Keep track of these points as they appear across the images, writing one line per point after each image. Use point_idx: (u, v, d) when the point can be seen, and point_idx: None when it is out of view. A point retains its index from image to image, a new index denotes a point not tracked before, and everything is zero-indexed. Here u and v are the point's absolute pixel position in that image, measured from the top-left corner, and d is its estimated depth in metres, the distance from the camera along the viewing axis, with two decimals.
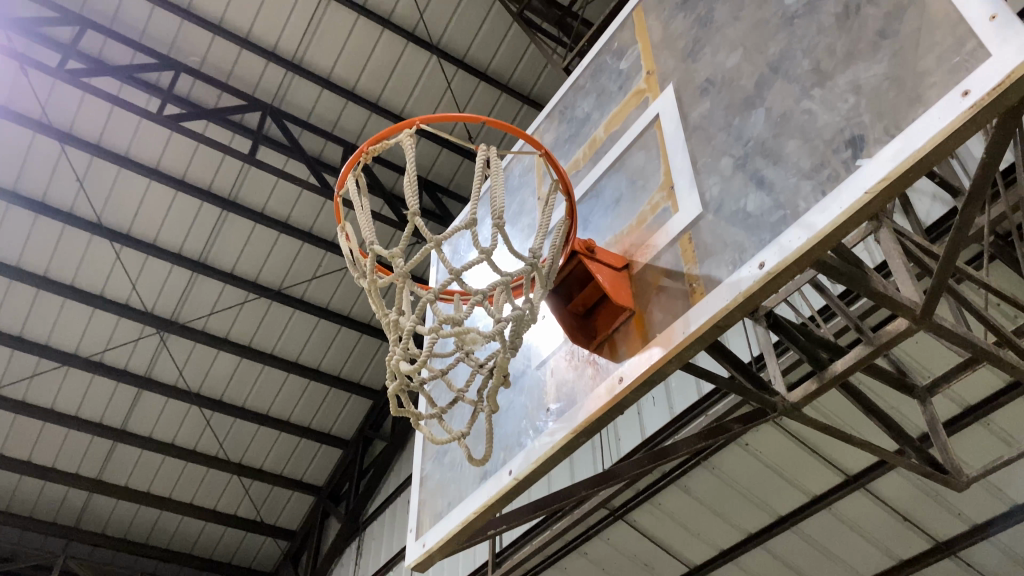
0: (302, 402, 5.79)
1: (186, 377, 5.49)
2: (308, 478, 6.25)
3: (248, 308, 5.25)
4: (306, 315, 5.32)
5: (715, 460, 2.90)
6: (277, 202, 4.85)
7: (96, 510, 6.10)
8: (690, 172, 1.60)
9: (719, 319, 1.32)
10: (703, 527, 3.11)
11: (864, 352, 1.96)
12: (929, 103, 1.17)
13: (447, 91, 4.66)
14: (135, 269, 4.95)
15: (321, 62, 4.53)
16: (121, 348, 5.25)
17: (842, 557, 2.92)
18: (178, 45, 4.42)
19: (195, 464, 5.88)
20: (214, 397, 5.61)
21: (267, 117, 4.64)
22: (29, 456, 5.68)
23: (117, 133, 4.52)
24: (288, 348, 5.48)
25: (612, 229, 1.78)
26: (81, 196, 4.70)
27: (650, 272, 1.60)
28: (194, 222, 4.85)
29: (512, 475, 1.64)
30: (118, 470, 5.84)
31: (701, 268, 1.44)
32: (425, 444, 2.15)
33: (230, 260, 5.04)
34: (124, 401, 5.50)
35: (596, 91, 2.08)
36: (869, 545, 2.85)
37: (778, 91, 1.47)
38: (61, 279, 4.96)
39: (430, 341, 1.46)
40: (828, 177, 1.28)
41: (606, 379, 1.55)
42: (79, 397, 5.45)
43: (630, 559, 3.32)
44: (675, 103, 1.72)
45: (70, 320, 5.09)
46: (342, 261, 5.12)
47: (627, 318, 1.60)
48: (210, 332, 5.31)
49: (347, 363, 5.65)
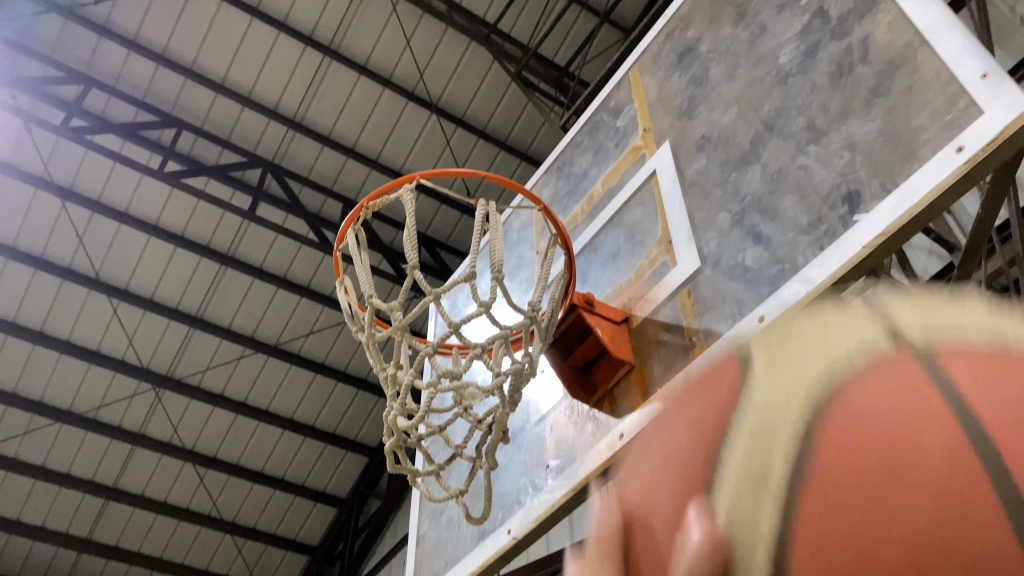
0: (296, 460, 5.72)
1: (180, 434, 5.44)
2: (302, 537, 6.16)
3: (244, 365, 5.23)
4: (302, 372, 5.30)
5: None
6: (276, 258, 4.87)
7: (85, 570, 5.97)
8: (688, 227, 1.61)
9: None
10: None
11: None
12: (923, 159, 1.19)
13: (446, 149, 4.71)
14: (132, 324, 4.94)
15: (322, 119, 4.58)
16: (116, 404, 5.22)
17: None
18: (180, 103, 4.48)
19: (187, 522, 5.78)
20: (208, 455, 5.54)
21: (267, 173, 4.70)
22: (18, 515, 5.58)
23: (118, 189, 4.56)
24: (283, 405, 5.43)
25: (610, 283, 1.78)
26: (81, 252, 4.72)
27: (649, 326, 1.59)
28: (192, 277, 4.86)
29: (510, 534, 1.61)
30: (109, 529, 5.74)
31: (701, 323, 1.44)
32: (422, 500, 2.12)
33: (227, 316, 5.03)
34: (116, 458, 5.42)
35: (593, 147, 2.11)
36: None
37: (774, 148, 1.49)
38: (57, 335, 4.95)
39: (427, 394, 1.44)
40: (824, 233, 1.28)
41: (606, 434, 1.53)
42: (72, 454, 5.37)
43: None
44: (672, 159, 1.74)
45: (65, 375, 5.05)
46: (339, 317, 5.12)
47: (627, 372, 1.58)
48: (206, 389, 5.29)
49: (343, 421, 5.61)
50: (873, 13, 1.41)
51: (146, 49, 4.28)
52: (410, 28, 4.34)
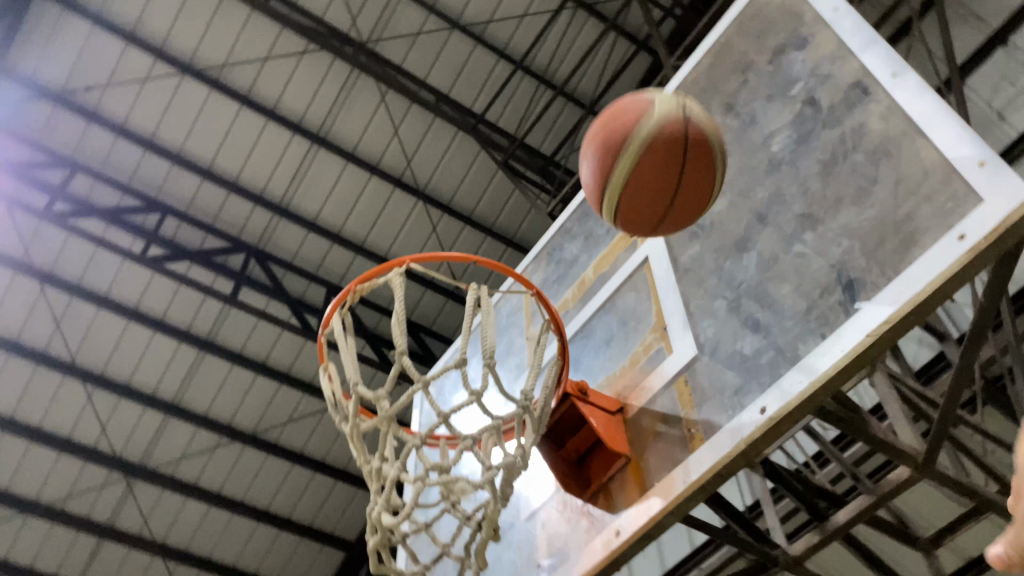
0: (270, 555, 5.49)
1: (151, 526, 5.22)
2: None
3: (220, 454, 5.09)
4: (280, 460, 5.15)
5: None
6: (256, 343, 4.80)
7: None
8: (682, 314, 1.58)
9: (721, 466, 1.27)
10: None
11: (867, 502, 1.89)
12: (925, 247, 1.17)
13: (432, 235, 4.73)
14: (105, 411, 4.81)
15: (308, 205, 4.59)
16: (84, 495, 5.02)
17: None
18: (166, 188, 4.48)
19: None
20: (177, 549, 5.30)
21: (251, 259, 4.70)
22: None
23: (98, 273, 4.50)
24: (258, 496, 5.25)
25: (604, 370, 1.73)
26: (57, 337, 4.62)
27: (646, 416, 1.54)
28: (169, 364, 4.76)
29: None
30: None
31: (700, 413, 1.39)
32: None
33: (204, 403, 4.92)
34: (80, 555, 5.15)
35: (583, 234, 2.09)
36: None
37: (769, 236, 1.48)
38: (28, 421, 4.78)
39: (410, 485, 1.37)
40: (817, 318, 1.28)
41: (602, 531, 1.46)
42: (35, 549, 5.12)
43: None
44: (665, 246, 1.72)
45: (33, 464, 4.87)
46: (319, 404, 5.01)
47: (624, 465, 1.52)
48: (179, 479, 5.11)
49: (319, 512, 5.43)
50: (865, 103, 1.41)
51: (134, 134, 4.29)
52: (398, 116, 4.40)
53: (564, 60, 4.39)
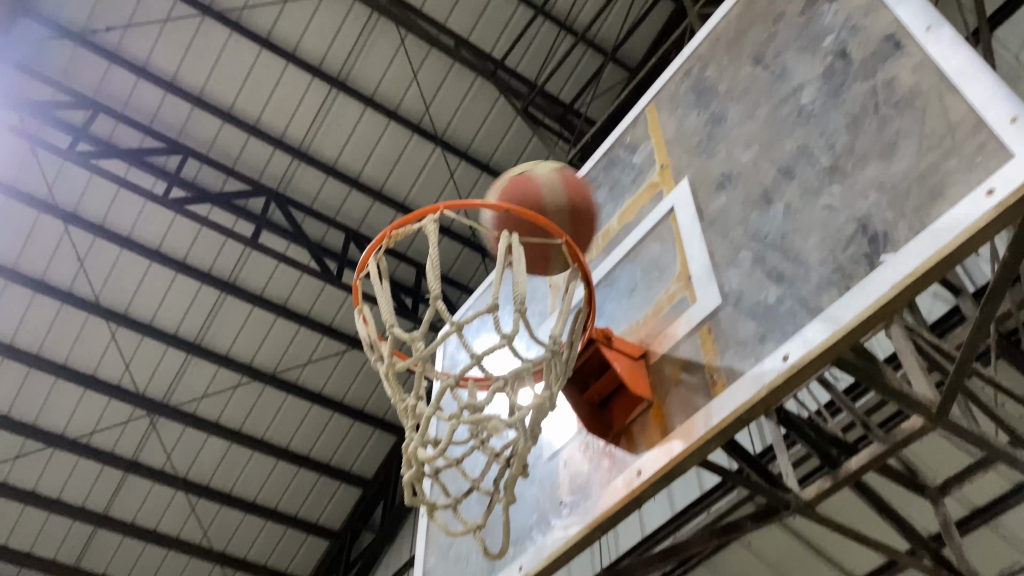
0: (289, 492, 5.65)
1: (174, 461, 5.37)
2: (292, 569, 6.02)
3: (241, 392, 5.19)
4: (300, 400, 5.27)
5: (752, 537, 2.90)
6: (276, 286, 4.86)
7: None
8: (707, 264, 1.61)
9: (743, 411, 1.31)
10: None
11: (879, 450, 1.94)
12: (954, 200, 1.19)
13: (450, 182, 4.74)
14: (129, 349, 4.91)
15: (327, 150, 4.61)
16: (109, 430, 5.16)
17: None
18: (187, 131, 4.50)
19: (178, 552, 5.64)
20: (200, 484, 5.46)
21: (271, 203, 4.73)
22: (6, 540, 5.44)
23: (121, 214, 4.55)
24: (278, 434, 5.38)
25: (628, 317, 1.78)
26: (80, 277, 4.70)
27: (668, 363, 1.58)
28: (191, 305, 4.85)
29: (522, 570, 1.62)
30: (97, 557, 5.62)
31: (723, 360, 1.44)
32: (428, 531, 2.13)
33: (226, 343, 5.01)
34: (108, 486, 5.33)
35: (608, 183, 2.11)
36: None
37: (795, 188, 1.51)
38: (54, 357, 4.89)
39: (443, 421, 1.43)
40: (837, 269, 1.32)
41: (624, 471, 1.52)
42: (63, 481, 5.29)
43: None
44: (692, 198, 1.75)
45: (59, 400, 4.99)
46: (337, 346, 5.09)
47: (646, 408, 1.57)
48: (200, 416, 5.23)
49: (337, 451, 5.56)
50: (896, 57, 1.43)
51: (155, 76, 4.31)
52: (417, 62, 4.39)
53: (586, 6, 4.34)
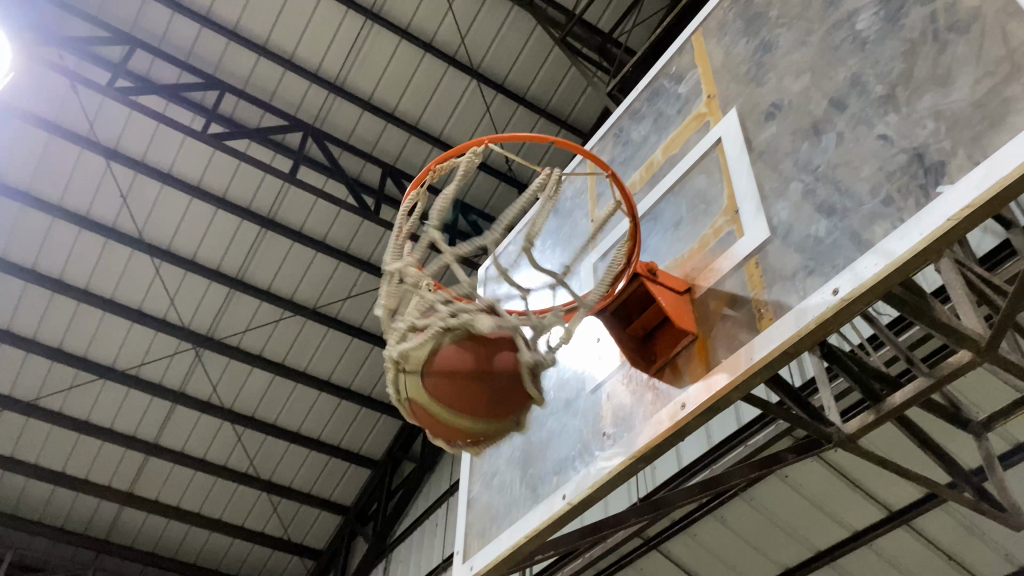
0: (331, 424, 5.77)
1: (220, 393, 5.49)
2: (336, 497, 6.17)
3: (283, 326, 5.26)
4: (339, 334, 5.34)
5: (789, 470, 2.94)
6: (315, 222, 4.89)
7: (125, 525, 6.00)
8: (756, 197, 1.59)
9: (789, 345, 1.30)
10: (763, 542, 3.19)
11: (923, 385, 1.93)
12: (1016, 127, 1.14)
13: (486, 115, 4.68)
14: (173, 284, 5.00)
15: (362, 84, 4.58)
16: (157, 363, 5.29)
17: None
18: (223, 66, 4.49)
19: (226, 480, 5.81)
20: (246, 414, 5.60)
21: (308, 138, 4.71)
22: (63, 467, 5.64)
23: (162, 150, 4.59)
24: (320, 367, 5.47)
25: (673, 251, 1.77)
26: (124, 213, 4.78)
27: (713, 298, 1.57)
28: (232, 241, 4.91)
29: (564, 501, 1.65)
30: (150, 484, 5.81)
31: (770, 294, 1.42)
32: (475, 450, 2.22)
33: (268, 279, 5.07)
34: (158, 416, 5.50)
35: (652, 115, 2.08)
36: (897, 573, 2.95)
37: (848, 118, 1.47)
38: (102, 292, 5.01)
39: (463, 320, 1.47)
40: (891, 200, 1.29)
41: (667, 404, 1.53)
42: (114, 411, 5.45)
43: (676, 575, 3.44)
44: (740, 128, 1.71)
45: (108, 334, 5.12)
46: (376, 281, 5.13)
47: (689, 342, 1.57)
48: (245, 350, 5.34)
49: (378, 384, 5.64)
50: None
51: (189, 9, 4.29)
52: None
53: None
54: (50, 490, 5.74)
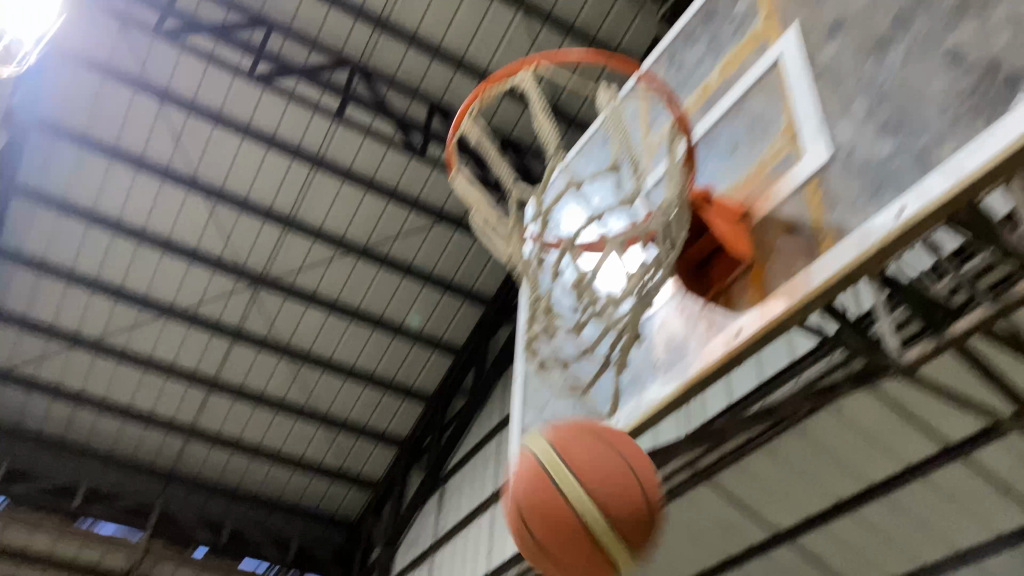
0: (384, 360, 5.86)
1: (276, 330, 5.59)
2: (391, 431, 6.27)
3: (335, 266, 5.32)
4: (391, 271, 5.38)
5: (843, 405, 2.91)
6: (364, 161, 4.90)
7: (189, 459, 6.15)
8: (818, 116, 1.54)
9: (851, 269, 1.25)
10: (814, 476, 3.17)
11: (990, 311, 1.87)
12: None
13: (533, 48, 4.59)
14: (228, 224, 5.07)
15: (407, 19, 4.51)
16: (215, 301, 5.39)
17: (928, 524, 3.01)
18: (269, 4, 4.46)
19: (284, 414, 5.95)
20: (301, 351, 5.69)
21: (355, 75, 4.68)
22: (128, 403, 5.79)
23: (212, 90, 4.61)
24: (372, 304, 5.53)
25: (729, 177, 1.72)
26: (178, 154, 4.83)
27: (771, 223, 1.54)
28: (282, 182, 4.94)
29: (616, 428, 1.66)
30: (212, 418, 5.94)
31: (831, 217, 1.38)
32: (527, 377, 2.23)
33: (319, 218, 5.11)
34: (217, 353, 5.63)
35: (707, 37, 2.01)
36: (957, 507, 2.93)
37: (917, 32, 1.41)
38: (159, 232, 5.10)
39: (583, 359, 1.84)
40: (964, 112, 1.23)
41: (721, 332, 1.50)
42: (175, 348, 5.58)
43: (731, 509, 3.43)
44: (801, 45, 1.65)
45: (167, 274, 5.24)
46: (425, 219, 5.13)
47: (746, 269, 1.54)
48: (298, 288, 5.41)
49: (429, 320, 5.70)
50: None
51: None
52: None
53: None
54: (116, 427, 5.89)
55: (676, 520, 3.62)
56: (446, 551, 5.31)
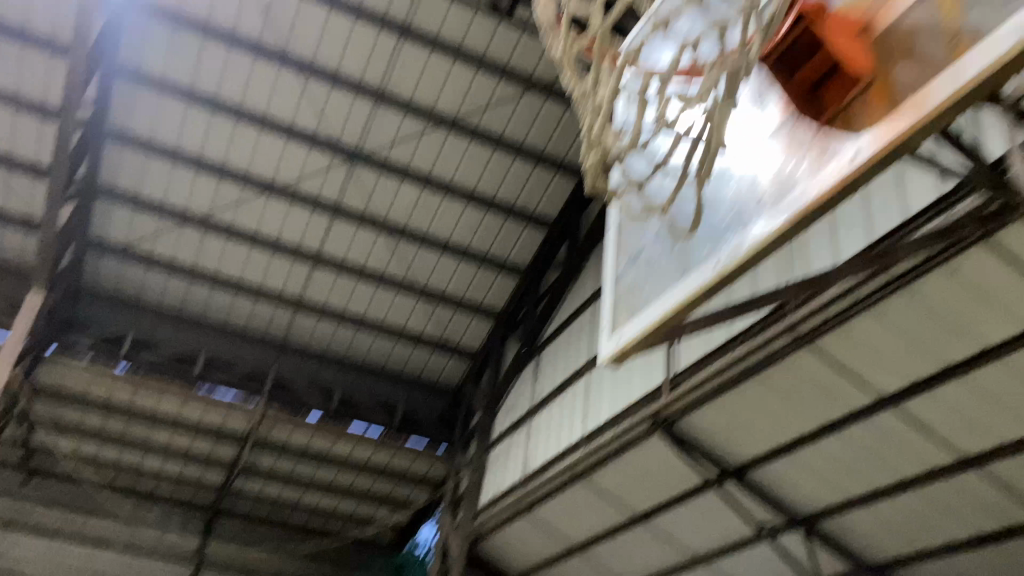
0: (479, 233, 5.86)
1: (373, 204, 5.64)
2: (487, 304, 6.33)
3: (428, 137, 5.28)
4: (484, 141, 5.30)
5: (960, 262, 2.77)
6: (452, 27, 4.77)
7: (298, 333, 6.36)
8: None
9: (994, 70, 1.09)
10: (924, 337, 3.04)
11: None
12: None
13: None
14: (321, 98, 5.07)
15: None
16: (313, 177, 5.45)
17: None
18: None
19: (385, 287, 6.09)
20: (399, 224, 5.75)
21: None
22: (237, 279, 6.00)
23: None
24: (466, 176, 5.50)
25: None
26: (268, 29, 4.80)
27: (895, 32, 1.44)
28: (372, 52, 4.88)
29: (717, 269, 1.59)
30: (317, 291, 6.10)
31: (972, 21, 1.23)
32: (621, 227, 2.18)
33: (409, 89, 5.05)
34: (318, 229, 5.73)
35: None
36: None
37: None
38: (256, 109, 5.13)
39: (654, 177, 1.87)
40: None
41: (835, 158, 1.38)
42: (278, 225, 5.70)
43: (835, 371, 3.35)
44: None
45: (265, 150, 5.31)
46: (516, 86, 5.00)
47: (866, 85, 1.43)
48: (393, 161, 5.42)
49: (522, 193, 5.63)
50: None
51: None
52: None
53: None
54: (228, 303, 6.11)
55: (775, 385, 3.56)
56: (542, 417, 5.42)
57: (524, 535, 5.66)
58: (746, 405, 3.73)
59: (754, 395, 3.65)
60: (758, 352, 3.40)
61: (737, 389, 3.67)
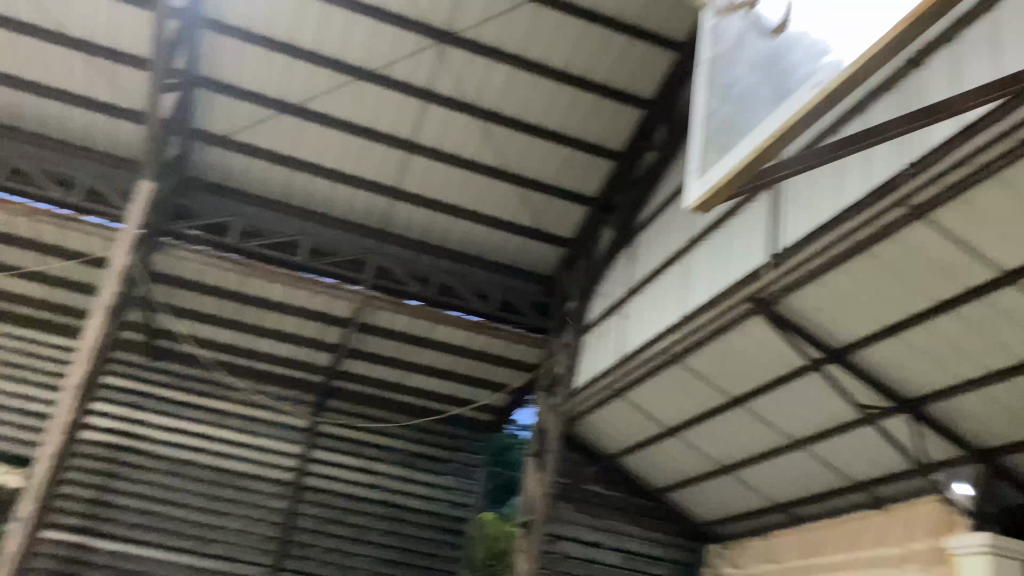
0: (573, 115, 5.59)
1: (463, 86, 5.45)
2: (581, 188, 6.12)
3: (517, 14, 5.02)
4: (575, 17, 4.99)
5: None
6: None
7: (395, 218, 6.42)
8: None
9: None
10: None
11: None
12: None
13: None
14: None
15: None
16: (403, 61, 5.31)
17: None
18: None
19: (479, 172, 5.99)
20: (490, 107, 5.56)
21: None
22: (334, 167, 6.02)
23: None
24: (557, 54, 5.20)
25: None
26: None
27: None
28: None
29: (800, 101, 2.00)
30: (413, 177, 6.09)
31: None
32: (714, 65, 2.59)
33: None
34: (409, 114, 5.63)
35: None
36: None
37: None
38: None
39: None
40: None
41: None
42: (371, 111, 5.65)
43: (950, 246, 3.09)
44: None
45: (353, 33, 5.16)
46: None
47: None
48: (483, 41, 5.19)
49: (615, 71, 5.28)
50: None
51: None
52: None
53: None
54: (327, 188, 6.20)
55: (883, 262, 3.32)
56: (635, 302, 5.26)
57: (618, 417, 5.76)
58: (854, 282, 3.51)
59: (860, 271, 3.44)
60: (868, 231, 3.12)
61: (839, 267, 3.47)
